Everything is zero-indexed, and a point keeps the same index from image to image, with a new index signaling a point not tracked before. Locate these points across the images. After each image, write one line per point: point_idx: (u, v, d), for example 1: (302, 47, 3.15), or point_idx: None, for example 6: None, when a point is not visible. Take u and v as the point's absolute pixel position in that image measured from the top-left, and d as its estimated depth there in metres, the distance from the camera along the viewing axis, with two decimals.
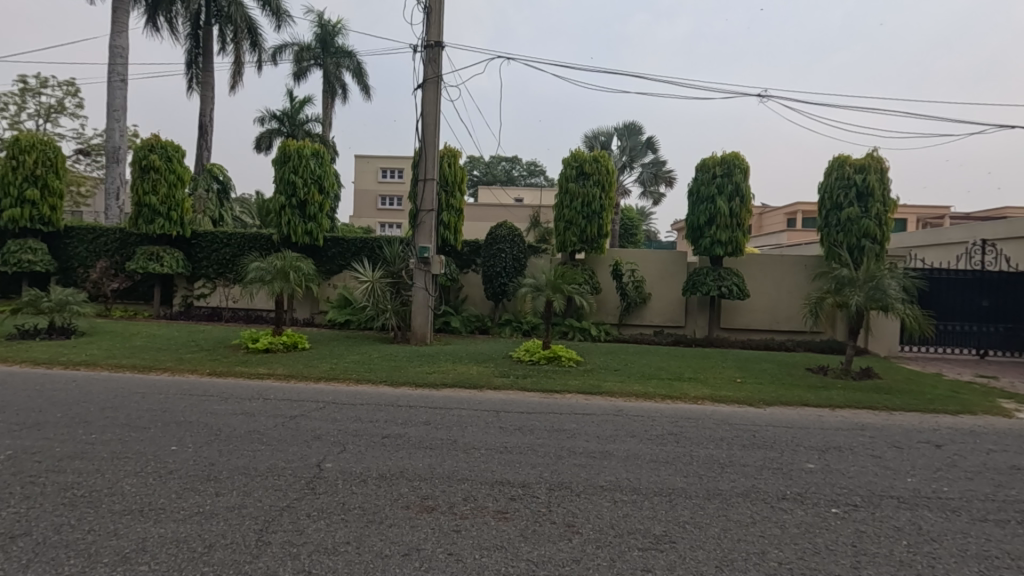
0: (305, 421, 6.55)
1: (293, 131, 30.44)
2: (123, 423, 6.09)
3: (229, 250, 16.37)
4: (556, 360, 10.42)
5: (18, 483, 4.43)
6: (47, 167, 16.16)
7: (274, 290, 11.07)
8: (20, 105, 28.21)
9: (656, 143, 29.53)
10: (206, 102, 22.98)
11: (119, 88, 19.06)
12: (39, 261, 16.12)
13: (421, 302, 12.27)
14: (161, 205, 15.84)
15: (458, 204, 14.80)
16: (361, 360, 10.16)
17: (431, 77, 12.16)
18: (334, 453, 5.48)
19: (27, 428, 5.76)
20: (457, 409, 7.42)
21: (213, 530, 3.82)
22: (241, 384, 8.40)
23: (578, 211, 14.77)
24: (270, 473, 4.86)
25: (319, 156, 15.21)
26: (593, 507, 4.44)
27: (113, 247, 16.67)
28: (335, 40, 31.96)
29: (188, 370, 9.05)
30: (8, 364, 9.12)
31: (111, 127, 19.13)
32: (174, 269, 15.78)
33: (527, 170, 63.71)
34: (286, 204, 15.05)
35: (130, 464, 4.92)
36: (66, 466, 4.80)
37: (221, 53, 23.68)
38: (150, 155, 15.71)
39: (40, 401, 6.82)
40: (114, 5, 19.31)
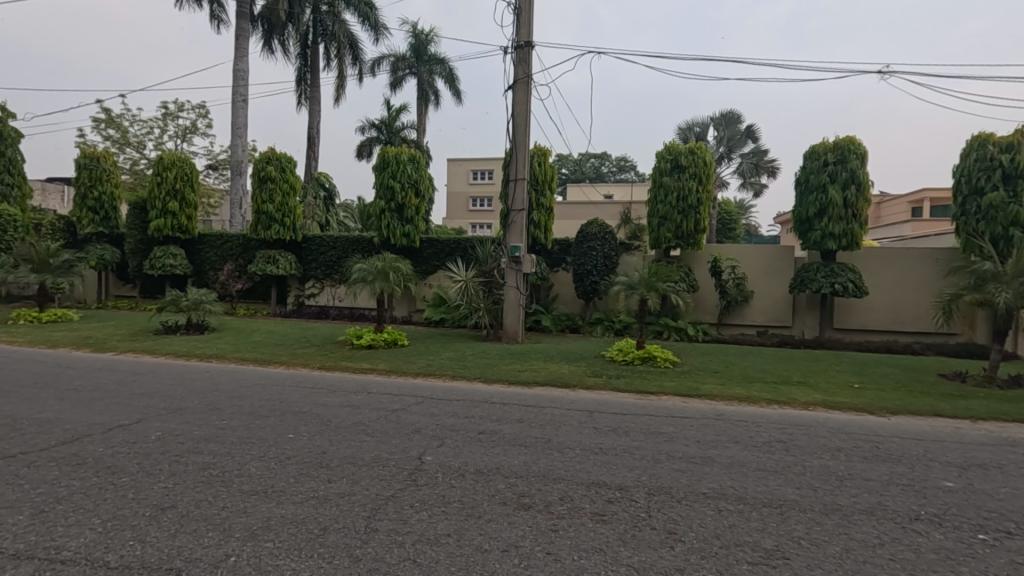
0: (405, 414, 6.86)
1: (391, 138, 32.10)
2: (248, 411, 6.72)
3: (335, 252, 17.50)
4: (651, 360, 10.11)
5: (166, 460, 5.02)
6: (185, 181, 18.27)
7: (376, 289, 11.67)
8: (163, 127, 31.99)
9: (757, 132, 27.84)
10: (314, 115, 24.77)
11: (241, 107, 21.03)
12: (178, 265, 18.20)
13: (513, 301, 12.42)
14: (277, 212, 17.34)
15: (548, 202, 14.79)
16: (456, 357, 10.47)
17: (521, 78, 12.25)
18: (433, 446, 5.68)
19: (170, 413, 6.51)
20: (550, 408, 7.41)
21: (328, 514, 4.10)
22: (348, 377, 8.98)
23: (673, 205, 14.21)
24: (376, 463, 5.13)
25: (415, 161, 15.92)
26: (696, 515, 4.24)
27: (237, 252, 18.44)
28: (428, 48, 33.20)
29: (300, 364, 9.79)
30: (155, 356, 10.38)
31: (235, 143, 21.14)
32: (288, 271, 17.20)
33: (617, 166, 62.55)
34: (385, 208, 15.85)
35: (256, 448, 5.41)
36: (203, 448, 5.37)
37: (327, 69, 25.39)
38: (268, 166, 17.23)
39: (182, 389, 7.71)
40: (238, 33, 21.40)
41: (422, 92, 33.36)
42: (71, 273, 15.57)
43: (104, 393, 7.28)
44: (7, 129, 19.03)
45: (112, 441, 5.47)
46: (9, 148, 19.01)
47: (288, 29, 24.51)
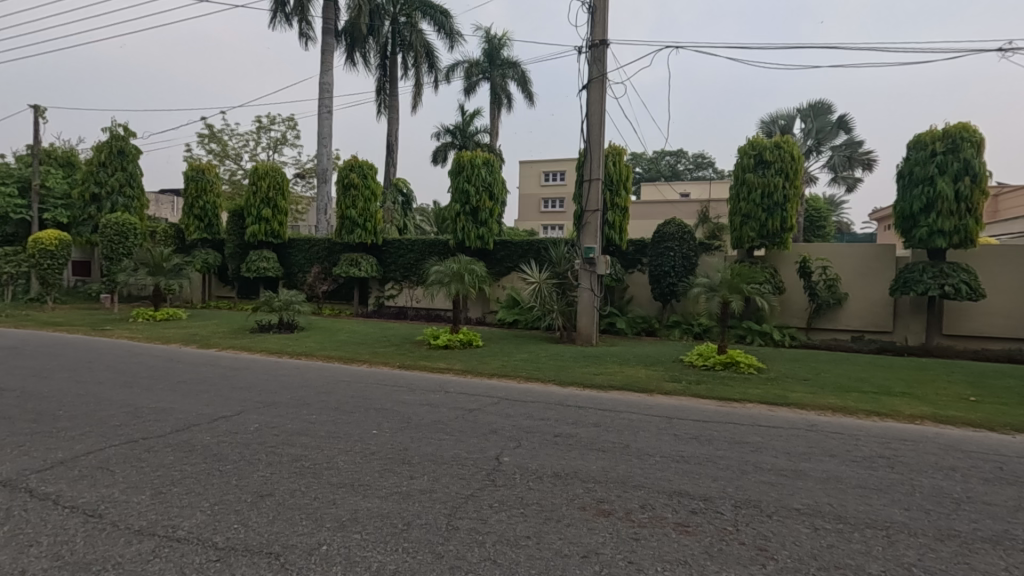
0: (482, 414, 6.94)
1: (465, 142, 32.80)
2: (335, 406, 7.07)
3: (413, 255, 18.09)
4: (734, 365, 9.64)
5: (264, 451, 5.37)
6: (277, 189, 19.60)
7: (452, 291, 11.92)
8: (257, 140, 34.45)
9: (850, 122, 25.92)
10: (393, 123, 25.76)
11: (327, 118, 22.23)
12: (271, 267, 19.51)
13: (587, 303, 12.29)
14: (359, 217, 18.16)
15: (623, 202, 14.49)
16: (530, 359, 10.49)
17: (596, 77, 12.11)
18: (510, 447, 5.71)
19: (266, 406, 6.97)
20: (627, 413, 7.24)
21: (411, 510, 4.22)
22: (426, 376, 9.24)
23: (757, 203, 13.49)
24: (455, 462, 5.22)
25: (490, 164, 16.17)
26: (789, 532, 3.98)
27: (323, 255, 19.49)
28: (501, 52, 33.63)
29: (381, 363, 10.19)
30: (253, 352, 11.18)
31: (321, 152, 22.38)
32: (369, 273, 17.98)
33: (694, 163, 60.40)
34: (460, 211, 16.17)
35: (342, 443, 5.68)
36: (296, 441, 5.71)
37: (405, 78, 26.33)
38: (351, 173, 18.14)
39: (277, 384, 8.25)
40: (324, 48, 22.66)
41: (495, 96, 33.82)
42: (180, 276, 17.08)
43: (209, 386, 7.93)
44: (128, 146, 21.19)
45: (217, 431, 5.94)
46: (130, 163, 21.17)
47: (369, 41, 25.42)
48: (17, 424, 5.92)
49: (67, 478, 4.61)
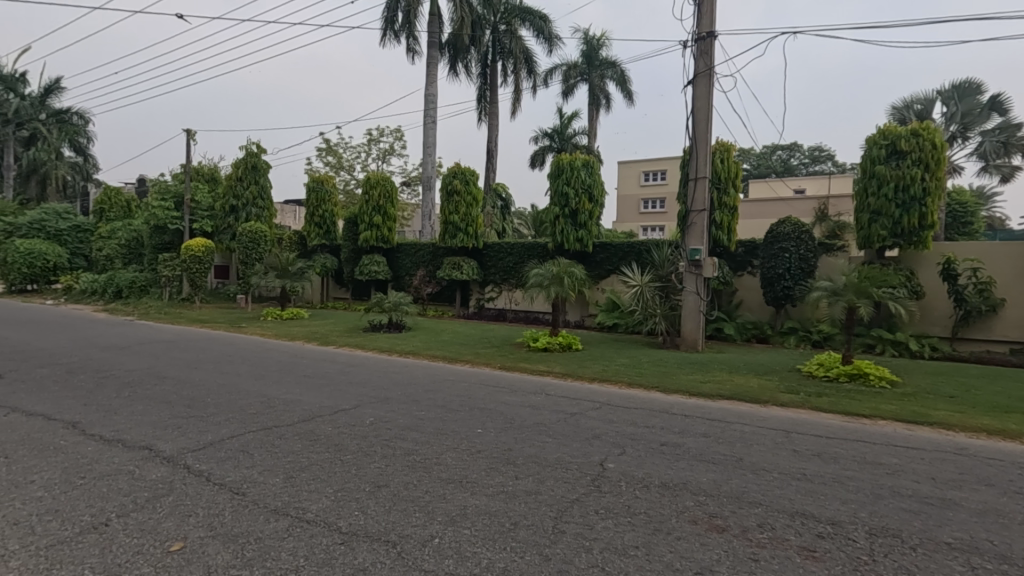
0: (584, 419, 6.88)
1: (563, 145, 32.85)
2: (442, 404, 7.35)
3: (512, 258, 18.39)
4: (861, 378, 8.77)
5: (379, 443, 5.71)
6: (386, 197, 20.87)
7: (552, 293, 11.95)
8: (368, 151, 36.82)
9: (1006, 102, 22.66)
10: (493, 130, 26.40)
11: (431, 127, 23.26)
12: (380, 270, 20.75)
13: (692, 307, 11.80)
14: (462, 221, 18.79)
15: (732, 201, 13.69)
16: (631, 364, 10.26)
17: (703, 70, 11.59)
18: (614, 454, 5.60)
19: (379, 401, 7.41)
20: (738, 424, 6.83)
21: (517, 510, 4.27)
22: (527, 378, 9.35)
23: (890, 198, 12.18)
24: (559, 465, 5.22)
25: (589, 166, 16.10)
26: (937, 568, 3.53)
27: (427, 258, 20.40)
28: (600, 53, 33.35)
29: (483, 363, 10.45)
30: (366, 349, 11.96)
31: (426, 160, 23.45)
32: (470, 276, 18.54)
33: (810, 157, 55.83)
34: (559, 214, 16.17)
35: (450, 440, 5.89)
36: (407, 435, 6.00)
37: (505, 84, 26.91)
38: (454, 180, 18.90)
39: (388, 380, 8.74)
40: (429, 61, 23.72)
41: (594, 97, 33.53)
42: (302, 279, 18.67)
43: (330, 381, 8.59)
44: (260, 161, 23.55)
45: (338, 422, 6.41)
46: (261, 177, 23.52)
47: (471, 51, 26.19)
48: (176, 408, 6.79)
49: (216, 458, 5.20)
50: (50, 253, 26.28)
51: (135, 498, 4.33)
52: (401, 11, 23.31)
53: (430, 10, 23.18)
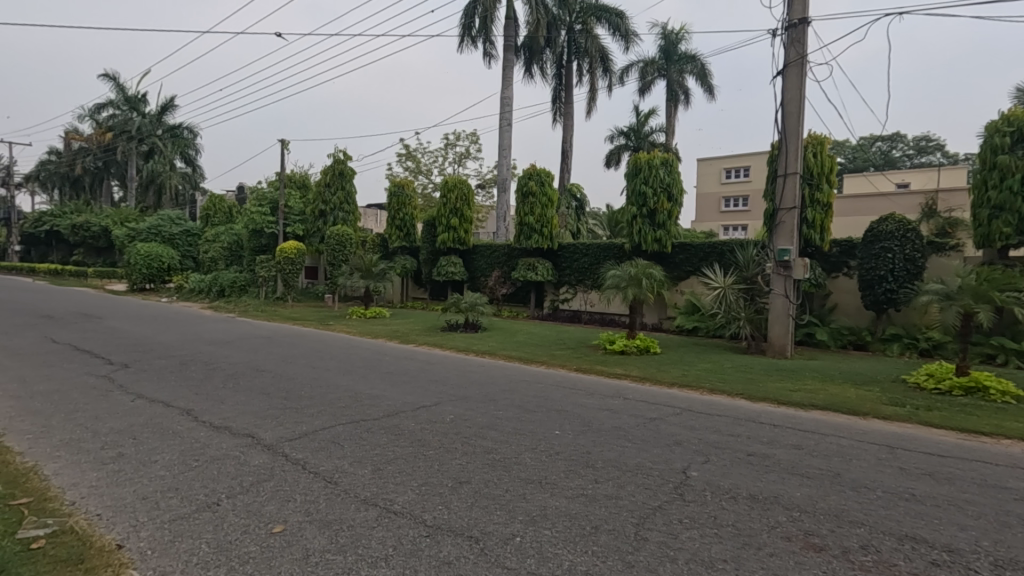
0: (664, 424, 6.69)
1: (639, 143, 32.20)
2: (519, 405, 7.41)
3: (588, 259, 18.23)
4: (979, 391, 7.92)
5: (459, 440, 5.85)
6: (463, 200, 21.39)
7: (629, 295, 11.72)
8: (445, 155, 37.81)
9: None
10: (568, 130, 26.28)
11: (507, 130, 23.53)
12: (457, 271, 21.24)
13: (780, 310, 11.17)
14: (537, 223, 18.87)
15: (827, 197, 12.76)
16: (713, 369, 9.86)
17: (793, 60, 10.95)
18: (698, 462, 5.40)
19: (458, 399, 7.59)
20: (835, 437, 6.37)
21: (598, 514, 4.22)
22: (603, 381, 9.22)
23: (1015, 191, 10.91)
24: (640, 471, 5.10)
25: (668, 164, 15.66)
26: None
27: (502, 259, 20.65)
28: (679, 47, 32.35)
29: (559, 365, 10.43)
30: (445, 348, 12.30)
31: (501, 163, 23.74)
32: (545, 277, 18.57)
33: (915, 148, 51.14)
34: (636, 214, 15.83)
35: (528, 440, 5.92)
36: (486, 434, 6.09)
37: (580, 84, 26.77)
38: (530, 182, 19.05)
39: (466, 379, 8.94)
40: (505, 64, 24.00)
41: (672, 93, 32.60)
42: (384, 279, 19.52)
43: (411, 378, 8.90)
44: (346, 168, 24.85)
45: (420, 418, 6.63)
46: (347, 182, 24.82)
47: (546, 53, 26.24)
48: (273, 399, 7.30)
49: (310, 447, 5.54)
50: (165, 255, 29.12)
51: (242, 481, 4.71)
52: (478, 17, 23.77)
53: (507, 14, 23.47)
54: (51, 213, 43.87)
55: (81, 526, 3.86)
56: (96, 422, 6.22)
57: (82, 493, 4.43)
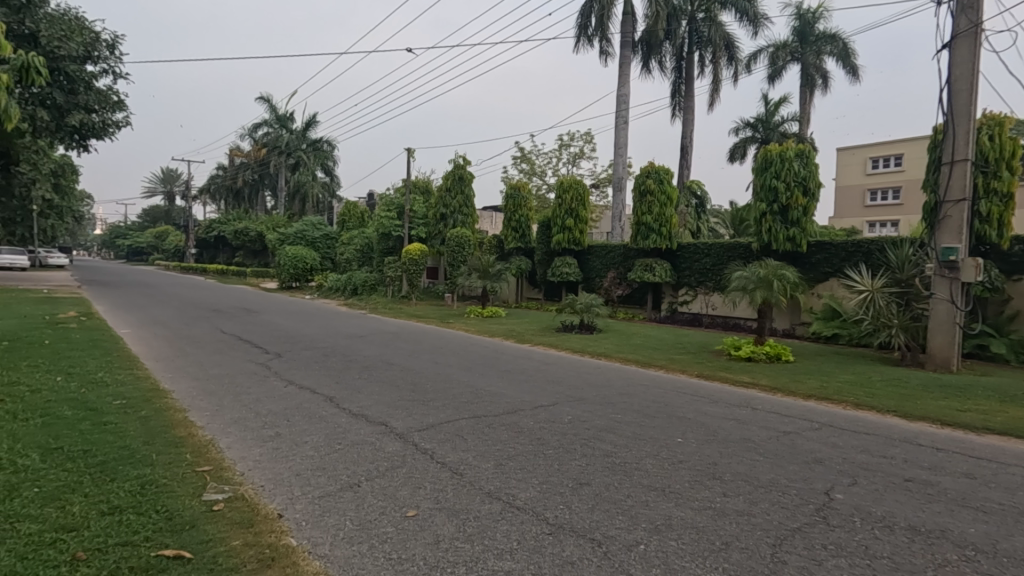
0: (801, 439, 6.14)
1: (768, 135, 29.98)
2: (638, 409, 7.22)
3: (710, 260, 17.32)
4: None
5: (578, 442, 5.84)
6: (579, 200, 21.40)
7: (758, 298, 10.93)
8: (559, 156, 37.96)
9: None
10: (688, 124, 25.16)
11: (623, 128, 23.07)
12: (571, 272, 21.23)
13: (944, 318, 9.77)
14: (655, 222, 18.29)
15: (1007, 186, 10.91)
16: (857, 381, 8.88)
17: (964, 29, 9.54)
18: (843, 483, 4.89)
19: (575, 401, 7.57)
20: (1020, 467, 5.42)
21: (728, 530, 3.99)
22: (729, 389, 8.70)
23: None
24: (775, 488, 4.74)
25: (804, 156, 14.39)
26: None
27: (618, 260, 20.28)
28: (815, 27, 29.63)
29: (679, 370, 10.00)
30: (561, 349, 12.35)
31: (617, 162, 23.32)
32: (663, 278, 17.93)
33: None
34: (766, 211, 14.72)
35: (649, 446, 5.75)
36: (605, 437, 6.02)
37: (701, 75, 25.56)
38: (648, 180, 18.54)
39: (583, 381, 8.89)
40: (622, 60, 23.55)
41: (807, 78, 29.95)
42: (500, 279, 20.08)
43: (529, 377, 9.05)
44: (465, 172, 25.94)
45: (539, 417, 6.72)
46: (466, 186, 25.88)
47: (665, 46, 25.37)
48: (402, 392, 7.81)
49: (437, 439, 5.85)
50: (308, 256, 32.43)
51: (378, 466, 5.10)
52: (595, 15, 23.56)
53: (624, 10, 23.01)
54: (219, 221, 50.79)
55: (250, 494, 4.42)
56: (258, 404, 7.08)
57: (249, 465, 5.08)
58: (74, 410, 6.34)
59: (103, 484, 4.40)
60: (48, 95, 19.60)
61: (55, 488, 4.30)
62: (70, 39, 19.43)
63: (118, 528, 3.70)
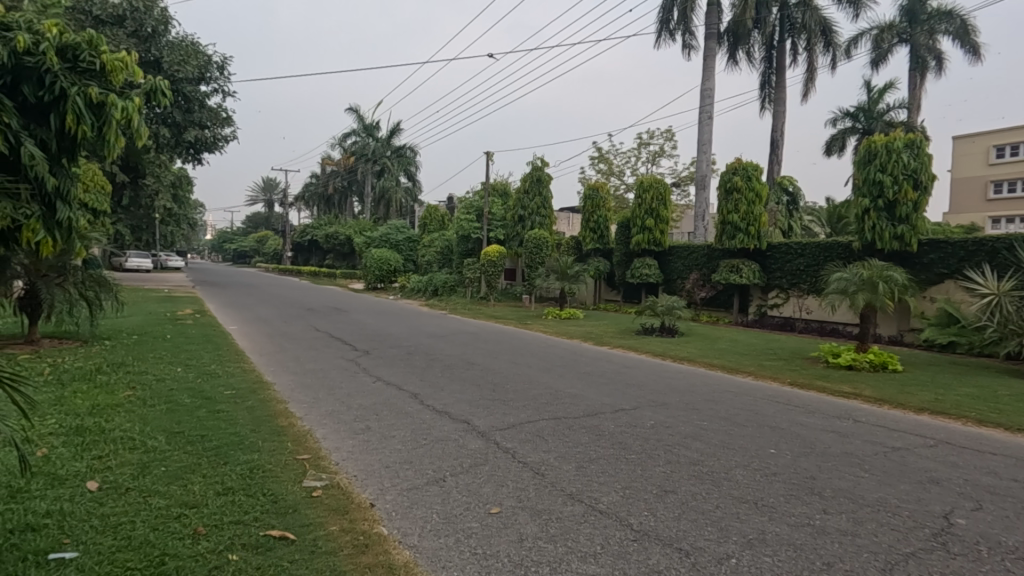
0: (914, 457, 5.61)
1: (870, 124, 27.72)
2: (726, 417, 6.91)
3: (804, 260, 16.27)
4: None
5: (661, 448, 5.68)
6: (659, 200, 20.85)
7: (861, 302, 10.12)
8: (638, 155, 37.15)
9: None
10: (779, 117, 23.76)
11: (707, 123, 22.18)
12: (652, 274, 20.68)
13: None
14: (742, 221, 17.43)
15: None
16: (979, 395, 7.99)
17: None
18: (965, 508, 4.41)
19: (658, 406, 7.37)
20: None
21: (830, 550, 3.71)
22: (826, 399, 8.11)
23: None
24: (884, 508, 4.36)
25: (915, 146, 13.08)
26: None
27: (701, 261, 19.52)
28: (927, 4, 27.05)
29: (770, 377, 9.45)
30: (641, 352, 12.07)
31: (700, 159, 22.45)
32: (751, 280, 17.04)
33: None
34: (869, 207, 13.50)
35: (738, 456, 5.48)
36: (690, 445, 5.81)
37: (794, 64, 24.07)
38: (734, 177, 17.74)
39: (665, 386, 8.63)
40: (706, 53, 22.63)
41: (918, 61, 27.45)
42: (578, 281, 19.95)
43: (608, 380, 8.91)
44: (543, 174, 26.03)
45: (620, 421, 6.61)
46: (544, 188, 25.98)
47: (754, 35, 24.15)
48: (483, 391, 7.95)
49: (519, 439, 5.90)
50: (392, 259, 33.86)
51: (461, 462, 5.23)
52: (677, 8, 22.84)
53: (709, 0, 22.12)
54: (312, 225, 54.25)
55: (345, 483, 4.68)
56: (349, 399, 7.48)
57: (343, 456, 5.38)
58: (192, 399, 7.01)
59: (219, 467, 4.84)
60: (169, 114, 21.81)
61: (178, 468, 4.78)
62: (188, 63, 21.51)
63: (231, 507, 4.06)
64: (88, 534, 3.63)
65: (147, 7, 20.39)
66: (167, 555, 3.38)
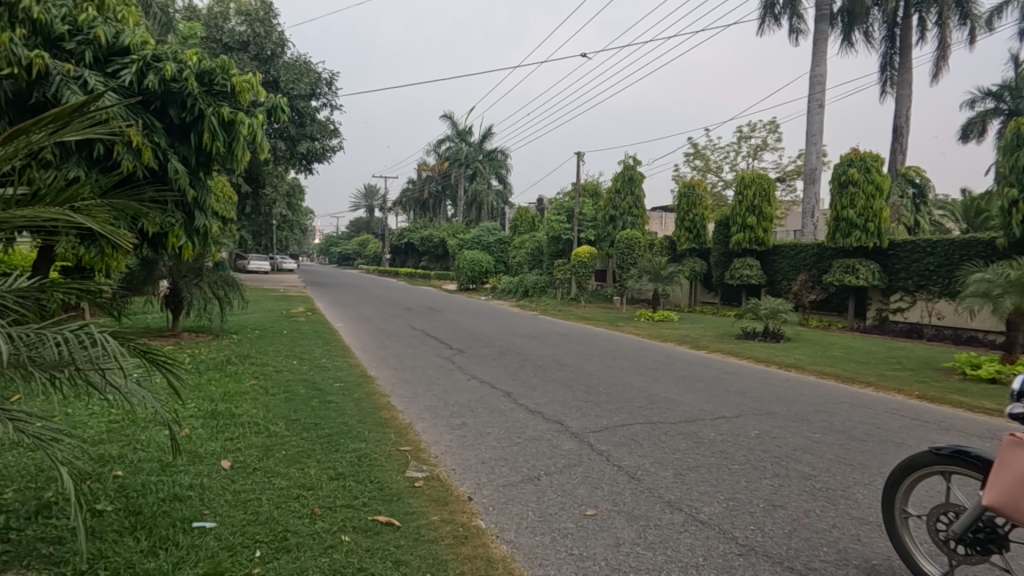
0: None
1: (1018, 104, 24.33)
2: (842, 430, 6.35)
3: (934, 260, 14.65)
4: None
5: (768, 460, 5.33)
6: (762, 196, 19.63)
7: (1008, 306, 8.90)
8: (738, 150, 35.24)
9: None
10: (904, 101, 21.51)
11: (817, 112, 20.58)
12: (754, 275, 19.50)
13: None
14: (859, 217, 15.96)
15: None
16: None
17: None
18: None
19: (763, 415, 6.93)
20: None
21: None
22: (964, 415, 7.21)
23: None
24: None
25: None
26: None
27: (810, 261, 18.12)
28: None
29: (894, 389, 8.56)
30: (743, 358, 11.42)
31: (809, 151, 20.85)
32: (870, 281, 15.56)
33: None
34: (1019, 198, 11.88)
35: (859, 474, 5.02)
36: (801, 458, 5.40)
37: (922, 41, 21.70)
38: (850, 169, 16.25)
39: (772, 394, 8.09)
40: (817, 37, 21.01)
41: None
42: (673, 282, 19.28)
43: (707, 386, 8.52)
44: (635, 172, 25.46)
45: (721, 429, 6.29)
46: (636, 187, 25.42)
47: (873, 13, 22.08)
48: (576, 392, 7.91)
49: (613, 442, 5.81)
50: (484, 260, 34.67)
51: (556, 462, 5.24)
52: None
53: None
54: (409, 229, 56.89)
55: (444, 476, 4.86)
56: (446, 395, 7.75)
57: (442, 450, 5.58)
58: (306, 389, 7.61)
59: (331, 453, 5.22)
60: (286, 129, 23.83)
61: (296, 452, 5.21)
62: (301, 81, 23.29)
63: (343, 491, 4.36)
64: (223, 507, 4.05)
65: (267, 32, 22.62)
66: (289, 531, 3.70)
